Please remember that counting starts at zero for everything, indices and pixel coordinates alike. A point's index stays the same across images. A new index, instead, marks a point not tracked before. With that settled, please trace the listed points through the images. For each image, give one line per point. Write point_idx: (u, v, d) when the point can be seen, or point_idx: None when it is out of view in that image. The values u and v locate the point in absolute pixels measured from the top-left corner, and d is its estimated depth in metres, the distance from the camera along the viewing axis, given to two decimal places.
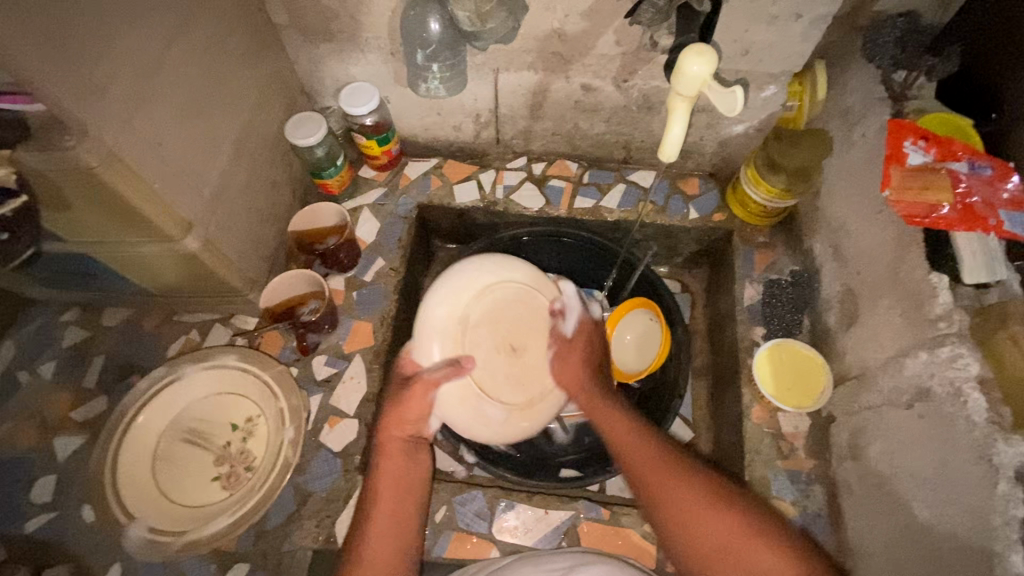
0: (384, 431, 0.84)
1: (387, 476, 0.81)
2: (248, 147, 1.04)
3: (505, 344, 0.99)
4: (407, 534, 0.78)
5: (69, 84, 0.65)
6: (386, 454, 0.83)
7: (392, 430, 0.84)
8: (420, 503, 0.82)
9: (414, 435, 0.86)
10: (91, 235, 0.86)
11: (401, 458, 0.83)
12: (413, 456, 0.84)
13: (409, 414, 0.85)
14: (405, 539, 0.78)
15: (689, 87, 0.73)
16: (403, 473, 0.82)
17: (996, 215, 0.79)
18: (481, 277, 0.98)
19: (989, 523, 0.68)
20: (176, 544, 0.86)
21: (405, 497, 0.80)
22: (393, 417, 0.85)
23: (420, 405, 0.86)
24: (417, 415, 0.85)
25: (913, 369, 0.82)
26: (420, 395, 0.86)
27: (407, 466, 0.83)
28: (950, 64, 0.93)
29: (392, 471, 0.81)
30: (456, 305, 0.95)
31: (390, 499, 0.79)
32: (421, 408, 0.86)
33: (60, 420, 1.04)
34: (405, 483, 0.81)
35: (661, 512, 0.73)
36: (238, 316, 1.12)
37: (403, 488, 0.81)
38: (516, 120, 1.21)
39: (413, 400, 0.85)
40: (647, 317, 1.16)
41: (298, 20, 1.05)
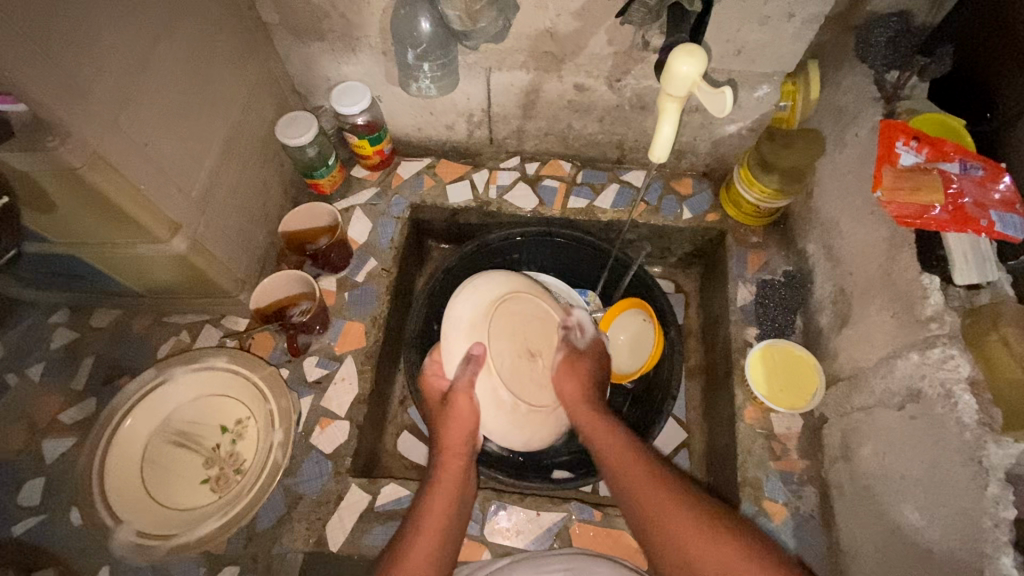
0: (444, 449, 0.85)
1: (445, 488, 0.81)
2: (238, 148, 1.03)
3: (522, 348, 0.93)
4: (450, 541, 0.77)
5: (52, 84, 0.65)
6: (447, 468, 0.84)
7: (449, 443, 0.85)
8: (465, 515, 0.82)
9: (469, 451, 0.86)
10: (78, 236, 0.85)
11: (459, 475, 0.83)
12: (468, 472, 0.85)
13: (465, 428, 0.85)
14: (451, 536, 0.78)
15: (679, 87, 0.72)
16: (461, 489, 0.82)
17: (988, 215, 0.78)
18: (495, 289, 0.93)
19: (978, 525, 0.68)
20: (164, 547, 0.85)
21: (456, 505, 0.80)
22: (450, 433, 0.85)
23: (468, 413, 0.86)
24: (469, 430, 0.86)
25: (904, 371, 0.81)
26: (464, 408, 0.86)
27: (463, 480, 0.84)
28: (942, 64, 0.93)
29: (453, 477, 0.83)
30: (475, 329, 0.89)
31: (441, 513, 0.78)
32: (469, 419, 0.85)
33: (48, 422, 1.03)
34: (459, 501, 0.81)
35: (649, 522, 0.73)
36: (229, 317, 1.11)
37: (451, 508, 0.80)
38: (509, 120, 1.21)
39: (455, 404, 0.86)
40: (641, 317, 1.17)
41: (288, 18, 1.05)
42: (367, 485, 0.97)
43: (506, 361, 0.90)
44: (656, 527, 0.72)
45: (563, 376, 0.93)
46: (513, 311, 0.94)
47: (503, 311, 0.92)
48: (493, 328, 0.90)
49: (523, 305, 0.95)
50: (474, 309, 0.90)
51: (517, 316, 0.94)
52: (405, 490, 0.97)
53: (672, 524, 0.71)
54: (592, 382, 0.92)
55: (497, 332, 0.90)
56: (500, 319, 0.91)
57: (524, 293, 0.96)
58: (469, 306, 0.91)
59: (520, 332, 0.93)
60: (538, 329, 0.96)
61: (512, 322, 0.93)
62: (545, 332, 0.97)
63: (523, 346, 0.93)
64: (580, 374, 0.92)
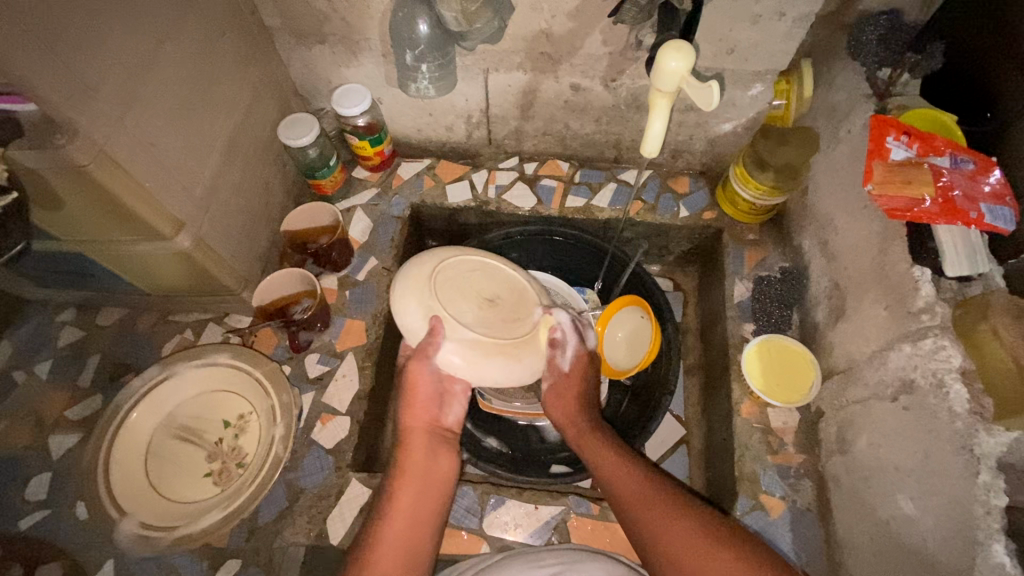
0: (409, 429, 0.87)
1: (410, 470, 0.83)
2: (241, 149, 1.05)
3: (472, 299, 0.85)
4: (422, 527, 0.78)
5: (60, 83, 0.67)
6: (411, 450, 0.85)
7: (412, 420, 0.87)
8: (439, 497, 0.83)
9: (435, 427, 0.88)
10: (86, 234, 0.87)
11: (422, 451, 0.85)
12: (434, 449, 0.86)
13: (426, 400, 0.87)
14: (425, 522, 0.79)
15: (669, 82, 0.73)
16: (428, 469, 0.84)
17: (977, 208, 0.79)
18: (438, 255, 0.87)
19: (971, 513, 0.68)
20: (167, 538, 0.86)
21: (423, 496, 0.81)
22: (413, 411, 0.87)
23: (423, 387, 0.85)
24: (428, 404, 0.87)
25: (897, 362, 0.82)
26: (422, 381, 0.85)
27: (429, 460, 0.84)
28: (934, 61, 0.93)
29: (417, 462, 0.83)
30: (423, 301, 0.82)
31: (411, 493, 0.81)
32: (428, 390, 0.86)
33: (55, 419, 1.04)
34: (427, 479, 0.83)
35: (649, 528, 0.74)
36: (232, 315, 1.13)
37: (418, 487, 0.81)
38: (507, 121, 1.22)
39: (417, 378, 0.84)
40: (638, 315, 1.13)
41: (290, 22, 1.07)
42: (366, 480, 0.98)
43: (467, 314, 0.83)
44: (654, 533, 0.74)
45: (565, 373, 0.91)
46: (459, 272, 0.87)
47: (447, 273, 0.86)
48: (438, 292, 0.83)
49: (457, 266, 0.87)
50: (414, 285, 0.83)
51: (457, 277, 0.86)
52: None
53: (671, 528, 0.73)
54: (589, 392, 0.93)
55: (443, 295, 0.83)
56: (444, 281, 0.84)
57: (458, 254, 0.88)
58: (409, 284, 0.84)
59: (468, 286, 0.86)
60: (488, 276, 0.88)
61: (452, 283, 0.85)
62: (495, 277, 0.89)
63: (473, 296, 0.85)
64: (582, 379, 0.93)
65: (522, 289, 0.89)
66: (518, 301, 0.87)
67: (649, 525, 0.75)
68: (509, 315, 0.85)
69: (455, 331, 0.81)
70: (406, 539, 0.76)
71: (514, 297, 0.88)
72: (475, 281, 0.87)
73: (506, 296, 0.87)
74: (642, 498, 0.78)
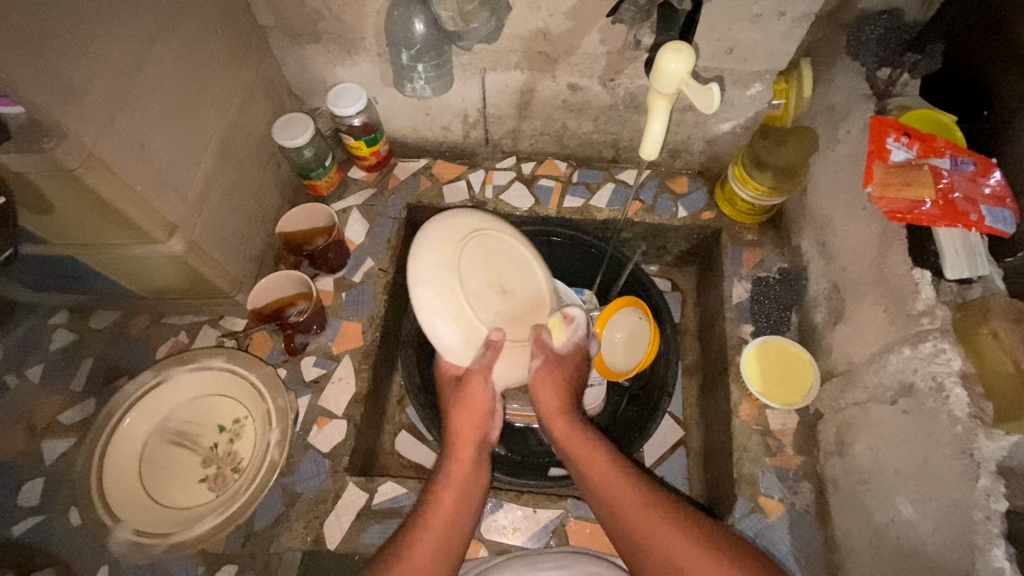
0: (456, 439, 0.84)
1: (455, 483, 0.81)
2: (234, 150, 1.04)
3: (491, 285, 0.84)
4: (459, 541, 0.77)
5: (47, 86, 0.65)
6: (458, 459, 0.83)
7: (462, 429, 0.84)
8: (476, 509, 0.81)
9: (482, 440, 0.86)
10: (77, 238, 0.86)
11: (468, 462, 0.83)
12: (479, 467, 0.84)
13: (478, 417, 0.84)
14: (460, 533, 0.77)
15: (668, 84, 0.73)
16: (472, 484, 0.82)
17: (978, 210, 0.79)
18: (466, 226, 0.84)
19: (971, 517, 0.68)
20: (161, 545, 0.85)
21: (465, 509, 0.79)
22: (461, 422, 0.84)
23: (482, 401, 0.82)
24: (481, 418, 0.84)
25: (897, 365, 0.82)
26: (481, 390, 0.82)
27: (474, 478, 0.83)
28: (934, 61, 0.94)
29: (462, 474, 0.82)
30: (444, 275, 0.78)
31: (453, 506, 0.79)
32: (484, 403, 0.83)
33: (47, 423, 1.03)
34: (471, 495, 0.81)
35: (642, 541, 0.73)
36: (227, 318, 1.12)
37: (463, 499, 0.80)
38: (504, 120, 1.21)
39: (476, 386, 0.80)
40: (637, 317, 1.13)
41: (284, 21, 1.06)
42: (363, 484, 0.97)
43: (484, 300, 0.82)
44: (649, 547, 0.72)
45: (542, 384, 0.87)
46: (486, 250, 0.85)
47: (473, 248, 0.84)
48: (464, 263, 0.81)
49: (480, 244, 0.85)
50: (439, 247, 0.80)
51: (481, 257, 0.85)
52: (402, 489, 0.97)
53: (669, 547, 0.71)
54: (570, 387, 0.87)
55: (464, 269, 0.81)
56: (467, 255, 0.82)
57: (484, 231, 0.86)
58: (435, 241, 0.80)
59: (488, 268, 0.85)
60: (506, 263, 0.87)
61: (475, 261, 0.83)
62: (513, 267, 0.88)
63: (491, 281, 0.84)
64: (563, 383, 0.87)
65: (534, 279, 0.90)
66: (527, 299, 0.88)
67: (645, 541, 0.73)
68: (516, 310, 0.86)
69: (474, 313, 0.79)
70: (444, 547, 0.75)
71: (525, 289, 0.89)
72: (497, 264, 0.86)
73: (518, 289, 0.87)
74: (636, 513, 0.75)
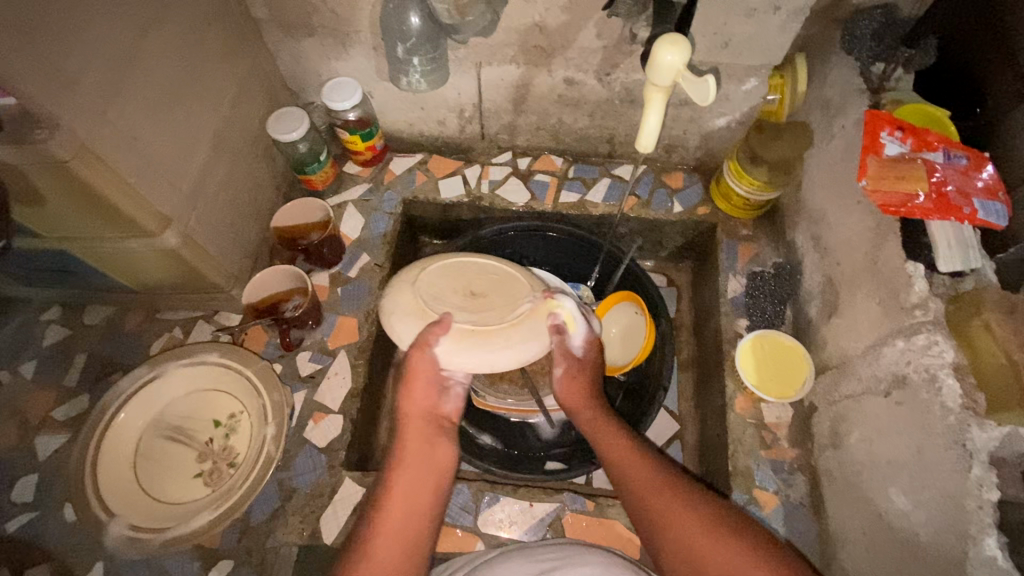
0: (406, 417, 0.84)
1: (406, 461, 0.80)
2: (229, 143, 1.03)
3: (462, 289, 0.87)
4: (421, 518, 0.76)
5: (36, 75, 0.65)
6: (408, 440, 0.83)
7: (410, 410, 0.84)
8: (436, 484, 0.80)
9: (432, 415, 0.85)
10: (70, 231, 0.86)
11: (420, 440, 0.83)
12: (432, 439, 0.84)
13: (423, 391, 0.84)
14: (422, 509, 0.77)
15: (665, 77, 0.73)
16: (426, 458, 0.81)
17: (970, 203, 0.79)
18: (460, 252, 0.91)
19: (963, 507, 0.69)
20: (157, 540, 0.85)
21: (420, 480, 0.79)
22: (410, 400, 0.84)
23: (426, 376, 0.82)
24: (427, 390, 0.84)
25: (891, 357, 0.82)
26: (423, 365, 0.81)
27: (427, 450, 0.82)
28: (928, 56, 0.95)
29: (415, 455, 0.81)
30: (405, 280, 0.87)
31: (406, 483, 0.78)
32: (428, 377, 0.82)
33: (40, 419, 1.03)
34: (427, 471, 0.80)
35: (655, 520, 0.74)
36: (222, 313, 1.12)
37: (419, 472, 0.80)
38: (500, 115, 1.21)
39: (419, 368, 0.81)
40: (632, 310, 1.18)
41: (278, 14, 1.05)
42: (360, 478, 0.97)
43: (451, 299, 0.85)
44: (663, 523, 0.73)
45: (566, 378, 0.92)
46: (474, 267, 0.90)
47: (460, 266, 0.89)
48: (435, 275, 0.88)
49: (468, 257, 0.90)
50: (415, 266, 0.89)
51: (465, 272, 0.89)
52: None
53: (676, 520, 0.72)
54: (592, 381, 0.93)
55: (433, 279, 0.87)
56: (446, 271, 0.88)
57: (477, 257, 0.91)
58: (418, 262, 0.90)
59: (459, 279, 0.88)
60: (489, 279, 0.88)
61: (462, 272, 0.88)
62: (501, 284, 0.88)
63: (462, 287, 0.87)
64: (583, 381, 0.92)
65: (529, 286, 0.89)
66: (503, 307, 0.84)
67: (659, 513, 0.74)
68: (481, 312, 0.84)
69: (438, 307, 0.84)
70: (404, 526, 0.74)
71: (505, 297, 0.86)
72: (482, 277, 0.88)
73: (495, 297, 0.86)
74: (651, 489, 0.77)
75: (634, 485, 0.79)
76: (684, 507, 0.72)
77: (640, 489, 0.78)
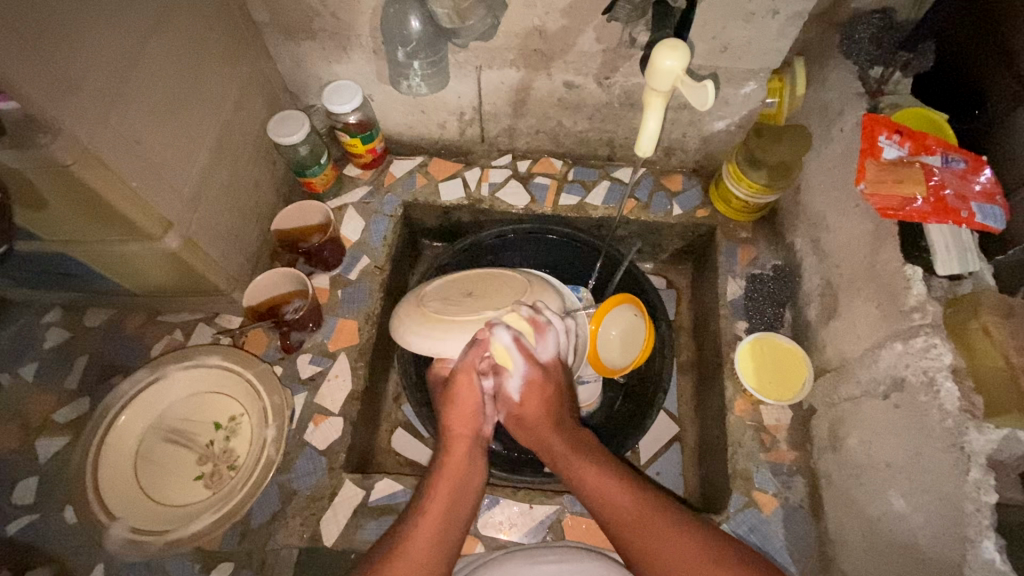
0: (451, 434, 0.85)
1: (450, 472, 0.81)
2: (230, 147, 1.04)
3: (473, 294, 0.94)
4: (456, 525, 0.76)
5: (41, 80, 0.65)
6: (454, 454, 0.83)
7: (459, 427, 0.85)
8: (472, 502, 0.81)
9: (478, 437, 0.86)
10: (71, 235, 0.86)
11: (465, 457, 0.83)
12: (475, 456, 0.85)
13: (470, 411, 0.86)
14: (458, 517, 0.77)
15: (663, 81, 0.73)
16: (466, 474, 0.82)
17: (968, 207, 0.80)
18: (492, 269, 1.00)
19: (962, 510, 0.69)
20: (158, 542, 0.85)
21: (460, 490, 0.80)
22: (455, 418, 0.86)
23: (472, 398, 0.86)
24: (473, 413, 0.86)
25: (889, 360, 0.82)
26: (468, 386, 0.86)
27: (470, 468, 0.83)
28: (925, 60, 0.95)
29: (456, 467, 0.82)
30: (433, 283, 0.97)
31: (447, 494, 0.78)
32: (474, 398, 0.86)
33: (41, 422, 1.03)
34: (464, 487, 0.81)
35: (646, 552, 0.71)
36: (222, 316, 1.12)
37: (456, 484, 0.80)
38: (500, 118, 1.22)
39: (462, 390, 0.85)
40: (632, 313, 1.13)
41: (279, 18, 1.05)
42: (360, 481, 0.97)
43: (451, 294, 0.94)
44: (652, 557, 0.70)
45: (518, 401, 0.87)
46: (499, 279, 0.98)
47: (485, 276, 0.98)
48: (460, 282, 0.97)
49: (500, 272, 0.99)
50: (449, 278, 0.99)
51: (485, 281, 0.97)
52: (398, 486, 0.98)
53: (674, 553, 0.70)
54: (552, 400, 0.87)
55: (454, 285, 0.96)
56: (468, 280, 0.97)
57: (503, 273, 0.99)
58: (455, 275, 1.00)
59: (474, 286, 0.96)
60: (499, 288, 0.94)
61: (483, 280, 0.97)
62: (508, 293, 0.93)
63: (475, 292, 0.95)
64: (543, 396, 0.86)
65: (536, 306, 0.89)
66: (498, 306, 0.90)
67: (647, 547, 0.71)
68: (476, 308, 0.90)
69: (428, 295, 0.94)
70: (438, 538, 0.73)
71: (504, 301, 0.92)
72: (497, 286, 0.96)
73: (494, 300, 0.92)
74: (634, 518, 0.74)
75: (613, 515, 0.76)
76: (680, 538, 0.71)
77: (621, 519, 0.75)
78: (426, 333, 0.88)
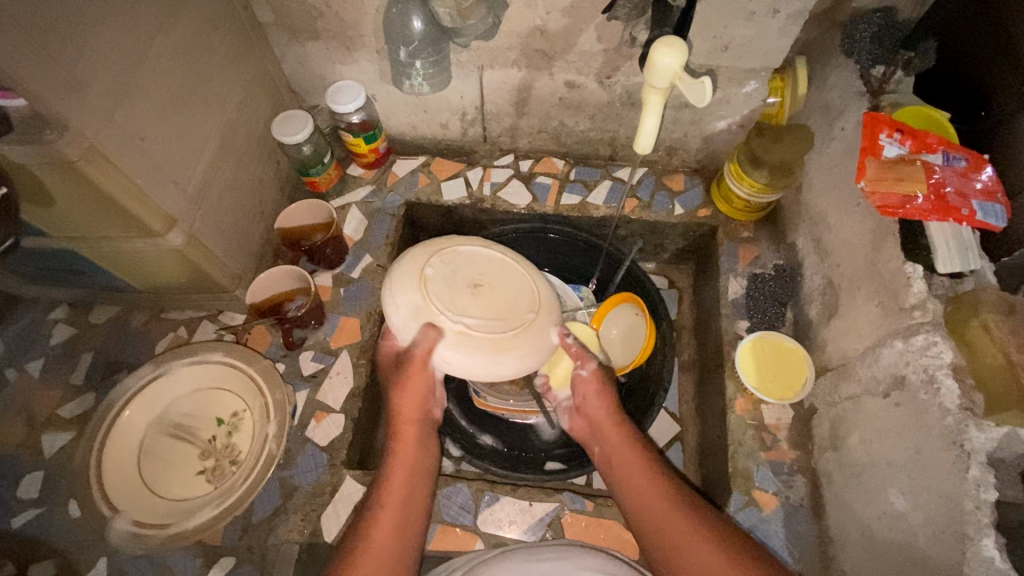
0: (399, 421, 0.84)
1: (403, 463, 0.81)
2: (234, 146, 1.05)
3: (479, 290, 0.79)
4: (416, 515, 0.77)
5: (48, 76, 0.66)
6: (404, 442, 0.83)
7: (407, 414, 0.83)
8: (428, 487, 0.81)
9: (426, 418, 0.85)
10: (76, 231, 0.87)
11: (417, 446, 0.83)
12: (426, 441, 0.84)
13: (417, 397, 0.83)
14: (416, 506, 0.78)
15: (662, 79, 0.74)
16: (420, 462, 0.82)
17: (969, 205, 0.79)
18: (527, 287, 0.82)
19: (961, 508, 0.68)
20: (159, 536, 0.85)
21: (414, 477, 0.80)
22: (403, 404, 0.83)
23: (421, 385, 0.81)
24: (422, 397, 0.83)
25: (889, 359, 0.82)
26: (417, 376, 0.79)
27: (422, 454, 0.83)
28: (927, 58, 0.95)
29: (410, 458, 0.81)
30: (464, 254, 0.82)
31: (402, 485, 0.79)
32: (422, 387, 0.81)
33: (47, 417, 1.04)
34: (420, 473, 0.81)
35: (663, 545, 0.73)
36: (226, 313, 1.13)
37: (411, 477, 0.80)
38: (502, 118, 1.22)
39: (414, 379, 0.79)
40: (634, 313, 1.14)
41: (284, 19, 1.07)
42: (360, 477, 0.98)
43: (459, 273, 0.80)
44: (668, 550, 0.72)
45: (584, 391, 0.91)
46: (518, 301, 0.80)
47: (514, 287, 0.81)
48: (486, 273, 0.81)
49: (522, 280, 0.82)
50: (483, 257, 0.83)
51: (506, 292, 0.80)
52: None
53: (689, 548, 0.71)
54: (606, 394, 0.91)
55: (477, 270, 0.81)
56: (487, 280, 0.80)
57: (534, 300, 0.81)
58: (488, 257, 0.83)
59: (489, 284, 0.80)
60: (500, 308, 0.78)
61: (504, 284, 0.81)
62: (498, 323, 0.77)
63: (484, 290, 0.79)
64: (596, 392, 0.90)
65: (499, 347, 0.75)
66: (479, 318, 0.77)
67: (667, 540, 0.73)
68: (469, 304, 0.78)
69: (449, 257, 0.81)
70: (402, 534, 0.74)
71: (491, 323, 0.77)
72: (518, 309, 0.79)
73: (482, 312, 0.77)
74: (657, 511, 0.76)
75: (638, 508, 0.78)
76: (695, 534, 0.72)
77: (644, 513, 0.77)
78: (400, 283, 0.78)
